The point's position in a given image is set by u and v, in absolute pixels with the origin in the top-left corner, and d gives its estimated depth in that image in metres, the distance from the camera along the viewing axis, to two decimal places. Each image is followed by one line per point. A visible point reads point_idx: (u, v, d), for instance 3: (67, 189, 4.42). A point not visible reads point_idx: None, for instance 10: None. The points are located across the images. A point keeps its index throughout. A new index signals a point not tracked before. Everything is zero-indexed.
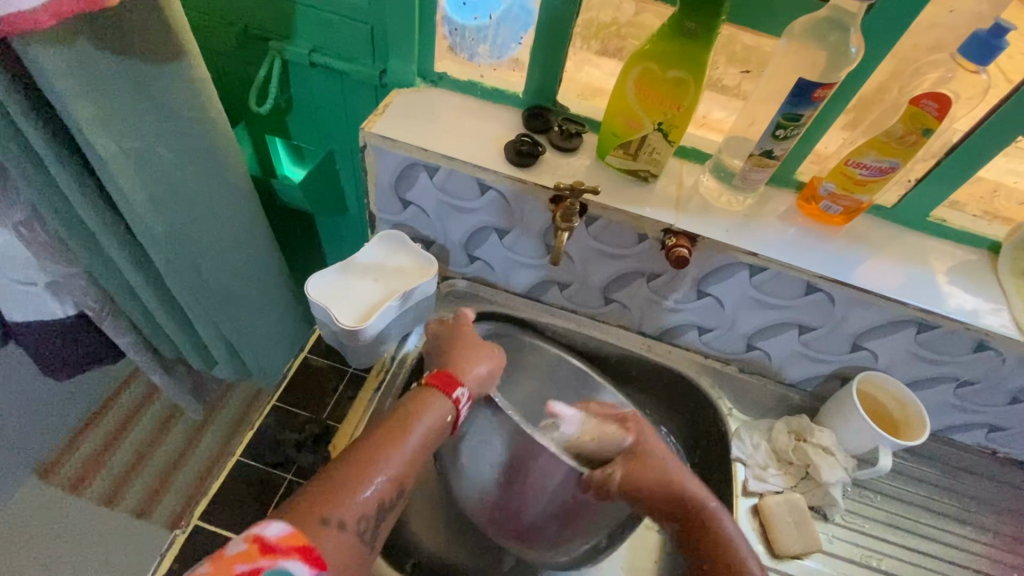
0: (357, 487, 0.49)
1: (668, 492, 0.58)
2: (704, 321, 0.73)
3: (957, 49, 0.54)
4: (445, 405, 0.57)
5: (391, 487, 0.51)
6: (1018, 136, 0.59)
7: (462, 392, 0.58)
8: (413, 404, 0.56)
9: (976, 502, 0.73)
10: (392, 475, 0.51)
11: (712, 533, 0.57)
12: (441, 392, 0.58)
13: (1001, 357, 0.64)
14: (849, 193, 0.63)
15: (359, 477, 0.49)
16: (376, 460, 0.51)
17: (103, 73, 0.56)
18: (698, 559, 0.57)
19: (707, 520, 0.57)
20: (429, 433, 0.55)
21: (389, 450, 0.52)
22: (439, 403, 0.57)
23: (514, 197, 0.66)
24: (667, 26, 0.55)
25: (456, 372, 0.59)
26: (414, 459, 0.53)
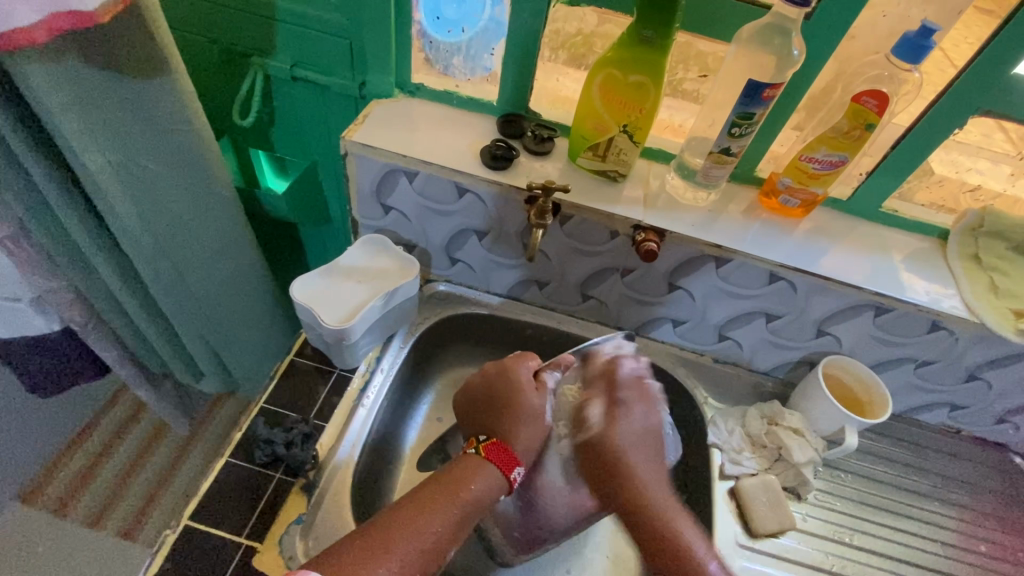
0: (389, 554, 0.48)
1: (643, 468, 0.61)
2: (678, 314, 0.77)
3: (892, 50, 0.58)
4: (502, 480, 0.58)
5: (428, 558, 0.50)
6: (954, 129, 0.64)
7: (518, 470, 0.59)
8: (467, 470, 0.57)
9: (943, 478, 0.77)
10: (432, 545, 0.50)
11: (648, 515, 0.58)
12: (497, 465, 0.58)
13: (954, 336, 0.68)
14: (805, 186, 0.67)
15: (401, 543, 0.49)
16: (420, 526, 0.51)
17: (90, 89, 0.58)
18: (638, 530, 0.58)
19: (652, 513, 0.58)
20: (476, 504, 0.55)
21: (438, 509, 0.52)
22: (494, 478, 0.57)
23: (491, 199, 0.69)
24: (626, 35, 0.59)
25: (513, 449, 0.60)
26: (459, 524, 0.53)
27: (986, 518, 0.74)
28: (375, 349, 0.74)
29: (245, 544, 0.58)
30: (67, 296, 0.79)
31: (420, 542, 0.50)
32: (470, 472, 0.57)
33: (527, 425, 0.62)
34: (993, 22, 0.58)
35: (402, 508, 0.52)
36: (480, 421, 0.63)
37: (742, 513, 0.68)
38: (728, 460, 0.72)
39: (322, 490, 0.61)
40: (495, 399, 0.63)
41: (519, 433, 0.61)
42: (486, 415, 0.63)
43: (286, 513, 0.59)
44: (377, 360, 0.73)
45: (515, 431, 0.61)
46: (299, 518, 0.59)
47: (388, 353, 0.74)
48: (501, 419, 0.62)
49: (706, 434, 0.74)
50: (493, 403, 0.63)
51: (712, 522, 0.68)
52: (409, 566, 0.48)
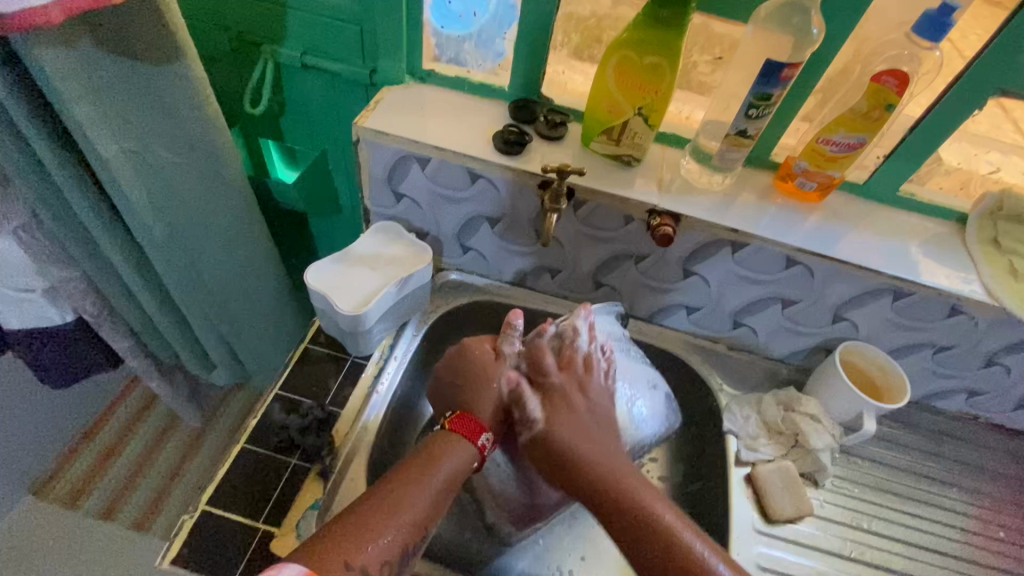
0: (378, 531, 0.48)
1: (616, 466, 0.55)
2: (692, 300, 0.76)
3: (912, 28, 0.57)
4: (468, 447, 0.56)
5: (413, 531, 0.49)
6: (974, 110, 0.63)
7: (486, 436, 0.58)
8: (436, 445, 0.56)
9: (961, 465, 0.76)
10: (416, 518, 0.50)
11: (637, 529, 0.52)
12: (464, 433, 0.57)
13: (974, 320, 0.67)
14: (822, 169, 0.66)
15: (378, 521, 0.48)
16: (403, 502, 0.50)
17: (102, 76, 0.58)
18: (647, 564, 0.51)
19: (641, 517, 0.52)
20: (450, 476, 0.54)
21: (413, 485, 0.51)
22: (465, 446, 0.56)
23: (504, 185, 0.69)
24: (642, 15, 0.58)
25: (478, 418, 0.58)
26: (439, 497, 0.52)
27: (1005, 504, 0.73)
28: (389, 337, 0.74)
29: (262, 530, 0.58)
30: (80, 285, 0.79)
31: (402, 519, 0.49)
32: (440, 448, 0.56)
33: (490, 403, 0.60)
34: (1006, 9, 0.59)
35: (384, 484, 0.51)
36: (446, 400, 0.62)
37: (759, 500, 0.68)
38: (743, 447, 0.71)
39: (338, 476, 0.61)
40: (455, 379, 0.62)
41: (484, 408, 0.59)
42: (450, 393, 0.62)
43: (302, 498, 0.60)
44: (391, 347, 0.73)
45: (479, 403, 0.59)
46: (315, 503, 0.59)
47: (401, 341, 0.74)
48: (465, 393, 0.61)
49: (722, 421, 0.74)
50: (459, 381, 0.62)
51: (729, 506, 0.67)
52: (397, 540, 0.48)
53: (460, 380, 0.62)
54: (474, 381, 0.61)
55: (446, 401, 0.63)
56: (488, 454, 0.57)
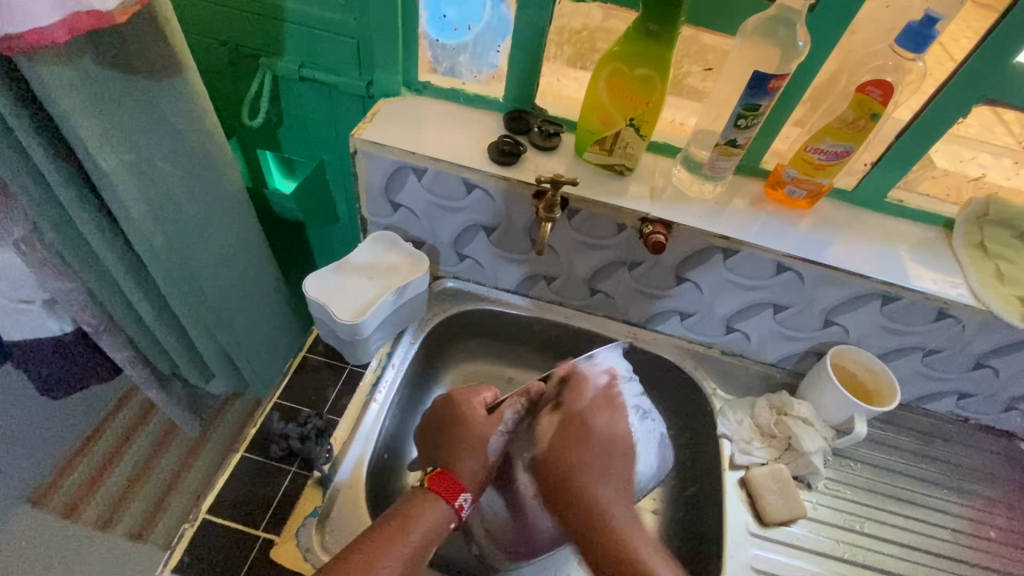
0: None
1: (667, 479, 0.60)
2: (684, 307, 0.77)
3: (895, 40, 0.59)
4: (444, 510, 0.56)
5: None
6: (958, 118, 0.64)
7: (464, 496, 0.57)
8: (412, 505, 0.56)
9: (952, 466, 0.77)
10: None
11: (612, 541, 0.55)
12: (440, 494, 0.57)
13: (961, 323, 0.69)
14: (811, 176, 0.68)
15: None
16: (374, 567, 0.50)
17: (104, 90, 0.59)
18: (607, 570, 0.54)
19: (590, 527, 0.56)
20: (427, 537, 0.54)
21: (387, 548, 0.51)
22: (440, 507, 0.56)
23: (499, 195, 0.70)
24: (633, 29, 0.60)
25: (457, 475, 0.58)
26: (414, 561, 0.52)
27: (996, 505, 0.75)
28: (386, 345, 0.74)
29: (262, 538, 0.58)
30: (80, 296, 0.80)
31: None
32: (417, 508, 0.55)
33: (474, 456, 0.60)
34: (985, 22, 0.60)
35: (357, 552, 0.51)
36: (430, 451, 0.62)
37: (753, 503, 0.69)
38: (737, 451, 0.72)
39: (337, 484, 0.62)
40: (446, 430, 0.62)
41: (466, 462, 0.59)
42: (438, 444, 0.62)
43: (302, 506, 0.61)
44: (389, 355, 0.74)
45: (460, 461, 0.59)
46: (314, 511, 0.60)
47: (399, 349, 0.75)
48: (450, 447, 0.61)
49: (716, 425, 0.75)
50: (443, 437, 0.62)
51: (723, 509, 0.68)
52: None
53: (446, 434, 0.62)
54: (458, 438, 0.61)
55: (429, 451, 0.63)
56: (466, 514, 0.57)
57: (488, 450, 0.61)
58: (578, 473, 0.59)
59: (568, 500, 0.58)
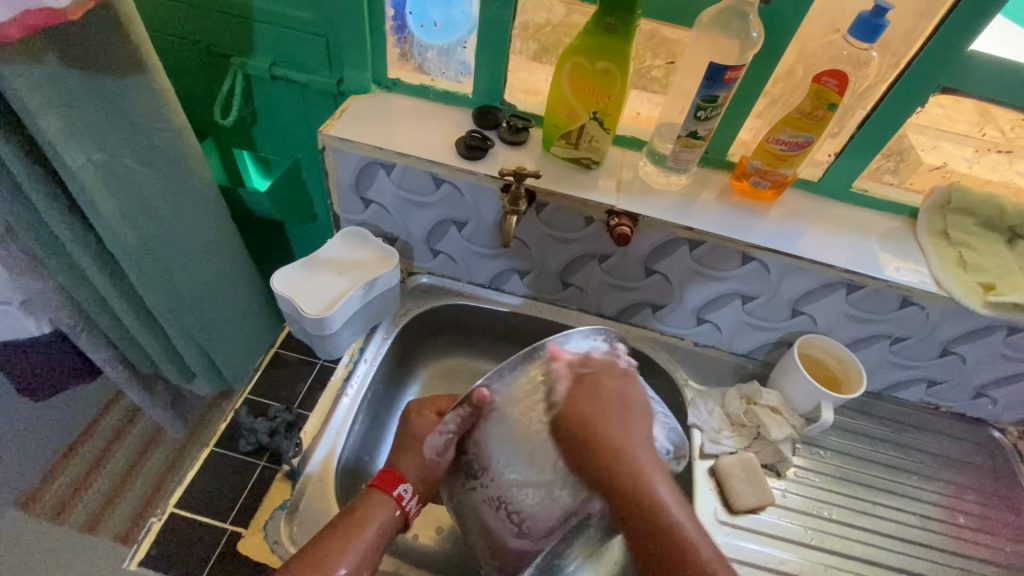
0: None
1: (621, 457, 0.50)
2: (656, 299, 0.78)
3: (848, 31, 0.60)
4: (386, 501, 0.57)
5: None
6: (916, 107, 0.65)
7: (403, 486, 0.58)
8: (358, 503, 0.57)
9: (922, 453, 0.78)
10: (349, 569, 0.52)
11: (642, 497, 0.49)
12: (382, 489, 0.58)
13: (925, 311, 0.69)
14: (774, 167, 0.68)
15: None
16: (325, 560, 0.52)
17: (69, 89, 0.59)
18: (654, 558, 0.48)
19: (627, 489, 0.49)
20: (379, 530, 0.55)
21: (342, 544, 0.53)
22: (381, 505, 0.57)
23: (467, 189, 0.71)
24: (591, 22, 0.61)
25: (397, 467, 0.59)
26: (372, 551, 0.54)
27: (967, 491, 0.75)
28: (358, 341, 0.75)
29: (230, 531, 0.59)
30: (55, 296, 0.80)
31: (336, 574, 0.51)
32: (364, 508, 0.56)
33: (410, 453, 0.60)
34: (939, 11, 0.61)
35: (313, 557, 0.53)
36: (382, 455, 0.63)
37: (722, 491, 0.69)
38: (707, 440, 0.72)
39: (306, 476, 0.62)
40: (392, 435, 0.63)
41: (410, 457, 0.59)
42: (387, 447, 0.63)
43: (270, 500, 0.60)
44: (361, 350, 0.74)
45: (400, 458, 0.60)
46: (283, 504, 0.60)
47: (371, 344, 0.75)
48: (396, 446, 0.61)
49: (687, 416, 0.75)
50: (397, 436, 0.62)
51: (693, 497, 0.69)
52: None
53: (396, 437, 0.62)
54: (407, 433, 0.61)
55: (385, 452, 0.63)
56: (410, 504, 0.57)
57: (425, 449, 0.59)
58: (614, 454, 0.50)
59: (601, 475, 0.50)
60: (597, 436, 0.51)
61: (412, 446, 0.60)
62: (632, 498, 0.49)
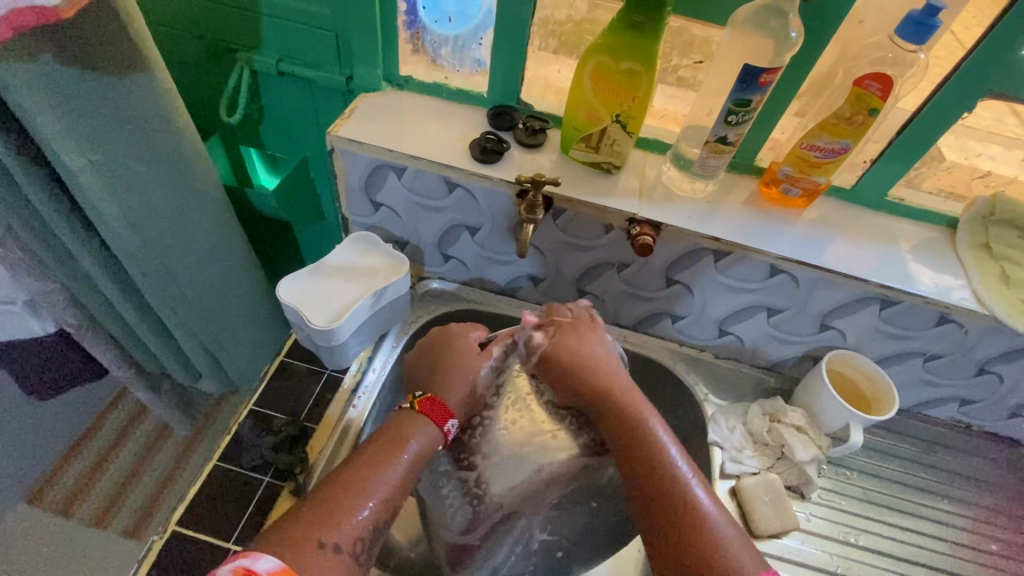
0: (354, 507, 0.48)
1: (616, 404, 0.56)
2: (676, 309, 0.75)
3: (895, 31, 0.55)
4: (432, 431, 0.55)
5: (382, 511, 0.50)
6: (963, 113, 0.61)
7: (453, 421, 0.57)
8: (402, 426, 0.55)
9: (951, 474, 0.74)
10: (381, 500, 0.50)
11: (632, 441, 0.54)
12: (431, 417, 0.56)
13: (963, 328, 0.66)
14: (806, 175, 0.64)
15: (351, 498, 0.48)
16: (367, 483, 0.50)
17: (67, 88, 0.56)
18: (648, 512, 0.52)
19: (631, 430, 0.54)
20: (417, 459, 0.53)
21: (379, 470, 0.51)
22: (428, 432, 0.55)
23: (482, 194, 0.68)
24: (617, 20, 0.57)
25: (447, 402, 0.57)
26: (405, 480, 0.52)
27: (998, 516, 0.72)
28: (367, 349, 0.71)
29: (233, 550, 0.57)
30: (59, 297, 0.79)
31: (373, 497, 0.49)
32: (408, 430, 0.54)
33: (460, 383, 0.59)
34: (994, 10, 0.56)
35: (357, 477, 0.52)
36: (417, 381, 0.61)
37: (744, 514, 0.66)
38: (728, 460, 0.69)
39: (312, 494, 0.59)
40: (443, 360, 0.60)
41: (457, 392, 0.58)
42: (428, 373, 0.60)
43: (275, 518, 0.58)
44: (369, 359, 0.71)
45: (448, 387, 0.58)
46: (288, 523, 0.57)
47: (380, 354, 0.71)
48: (438, 374, 0.59)
49: (707, 432, 0.72)
50: (435, 363, 0.61)
51: None
52: (375, 514, 0.49)
53: (433, 363, 0.61)
54: (449, 360, 0.60)
55: (417, 379, 0.61)
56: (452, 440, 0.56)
57: (478, 381, 0.60)
58: (613, 407, 0.56)
59: (612, 428, 0.55)
60: (588, 375, 0.58)
61: (465, 377, 0.59)
62: (637, 445, 0.54)
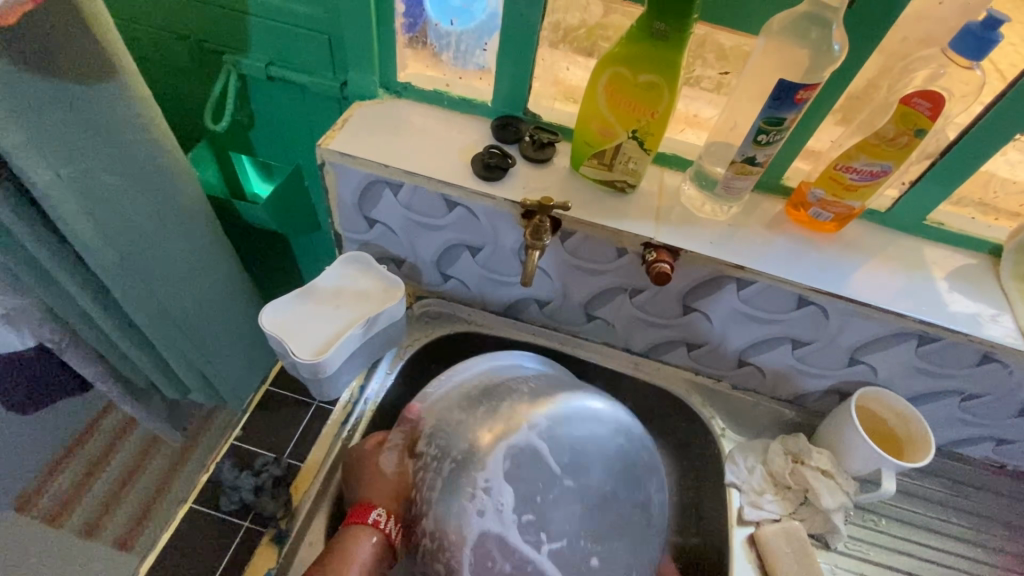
0: None
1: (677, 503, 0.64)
2: (692, 337, 0.70)
3: (949, 43, 0.50)
4: (365, 533, 0.54)
5: None
6: (1016, 135, 0.55)
7: (376, 511, 0.55)
8: (342, 542, 0.54)
9: (986, 521, 0.69)
10: None
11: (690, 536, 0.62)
12: (357, 521, 0.55)
13: (1008, 369, 0.60)
14: (839, 198, 0.59)
15: None
16: None
17: (32, 97, 0.51)
18: None
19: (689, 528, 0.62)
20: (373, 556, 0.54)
21: None
22: (362, 541, 0.54)
23: (483, 213, 0.62)
24: (637, 27, 0.51)
25: (366, 496, 0.56)
26: None
27: None
28: (359, 377, 0.67)
29: None
30: (36, 313, 0.74)
31: None
32: (343, 547, 0.53)
33: (375, 484, 0.57)
34: None
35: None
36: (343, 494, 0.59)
37: (763, 565, 0.61)
38: (746, 503, 0.64)
39: (295, 542, 0.56)
40: (348, 473, 0.59)
41: (378, 479, 0.57)
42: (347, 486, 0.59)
43: (252, 569, 0.54)
44: (361, 389, 0.66)
45: (365, 487, 0.57)
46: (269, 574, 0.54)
47: (374, 379, 0.67)
48: (352, 479, 0.58)
49: (723, 472, 0.67)
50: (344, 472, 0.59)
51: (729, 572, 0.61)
52: None
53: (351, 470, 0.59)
54: (359, 464, 0.58)
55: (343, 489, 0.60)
56: (390, 525, 0.55)
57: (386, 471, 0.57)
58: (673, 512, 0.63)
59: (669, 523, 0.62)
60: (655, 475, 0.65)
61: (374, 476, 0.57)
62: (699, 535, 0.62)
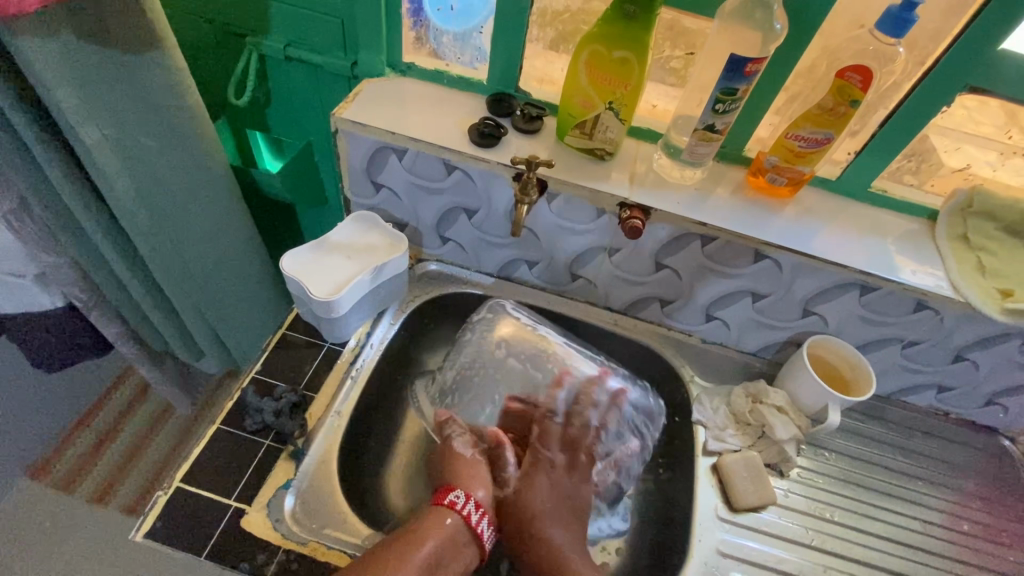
0: None
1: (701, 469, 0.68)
2: (665, 294, 0.77)
3: (875, 25, 0.58)
4: (445, 511, 0.58)
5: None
6: (940, 108, 0.64)
7: (456, 492, 0.60)
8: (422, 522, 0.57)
9: (929, 459, 0.77)
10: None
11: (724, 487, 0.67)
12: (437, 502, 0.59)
13: (940, 315, 0.68)
14: (792, 164, 0.67)
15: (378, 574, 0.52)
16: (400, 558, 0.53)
17: (86, 63, 0.59)
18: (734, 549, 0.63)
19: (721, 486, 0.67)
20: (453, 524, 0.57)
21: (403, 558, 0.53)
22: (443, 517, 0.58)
23: (479, 176, 0.70)
24: (611, 10, 0.60)
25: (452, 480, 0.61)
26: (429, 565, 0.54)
27: (973, 499, 0.75)
28: (365, 325, 0.75)
29: (233, 508, 0.59)
30: (69, 271, 0.81)
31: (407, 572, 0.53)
32: (424, 528, 0.57)
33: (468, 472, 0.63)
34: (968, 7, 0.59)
35: (523, 552, 0.62)
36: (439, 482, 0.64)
37: (723, 488, 0.69)
38: (710, 437, 0.72)
39: (310, 459, 0.63)
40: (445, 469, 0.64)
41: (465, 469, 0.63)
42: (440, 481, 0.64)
43: (274, 478, 0.61)
44: (368, 334, 0.74)
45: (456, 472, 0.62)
46: (287, 483, 0.61)
47: (378, 329, 0.75)
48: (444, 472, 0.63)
49: (691, 412, 0.75)
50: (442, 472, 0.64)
51: (694, 493, 0.69)
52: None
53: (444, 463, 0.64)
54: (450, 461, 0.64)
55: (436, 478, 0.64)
56: (469, 507, 0.59)
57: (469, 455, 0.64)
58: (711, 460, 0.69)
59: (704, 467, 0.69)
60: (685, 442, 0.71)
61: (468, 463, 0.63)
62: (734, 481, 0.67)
